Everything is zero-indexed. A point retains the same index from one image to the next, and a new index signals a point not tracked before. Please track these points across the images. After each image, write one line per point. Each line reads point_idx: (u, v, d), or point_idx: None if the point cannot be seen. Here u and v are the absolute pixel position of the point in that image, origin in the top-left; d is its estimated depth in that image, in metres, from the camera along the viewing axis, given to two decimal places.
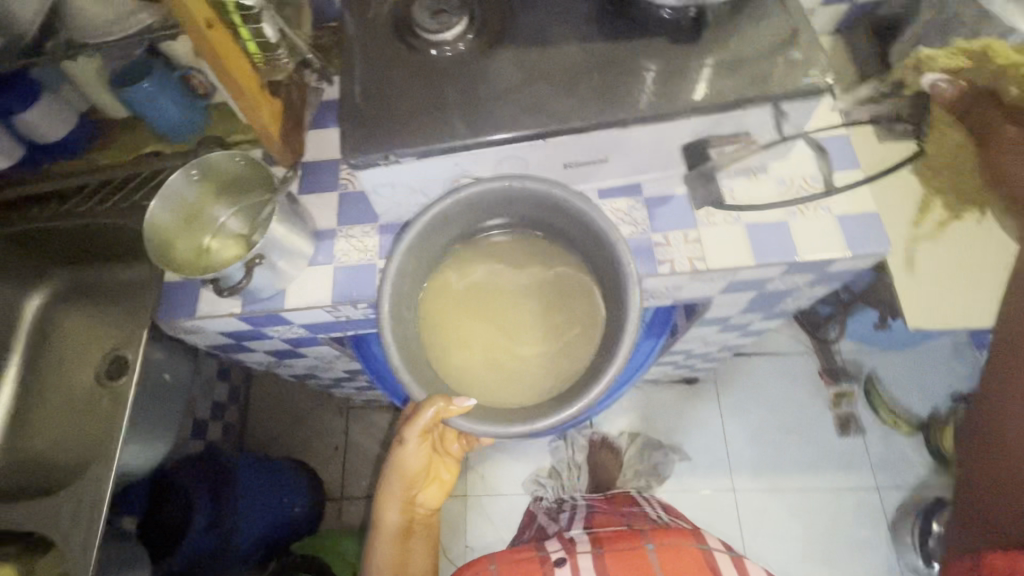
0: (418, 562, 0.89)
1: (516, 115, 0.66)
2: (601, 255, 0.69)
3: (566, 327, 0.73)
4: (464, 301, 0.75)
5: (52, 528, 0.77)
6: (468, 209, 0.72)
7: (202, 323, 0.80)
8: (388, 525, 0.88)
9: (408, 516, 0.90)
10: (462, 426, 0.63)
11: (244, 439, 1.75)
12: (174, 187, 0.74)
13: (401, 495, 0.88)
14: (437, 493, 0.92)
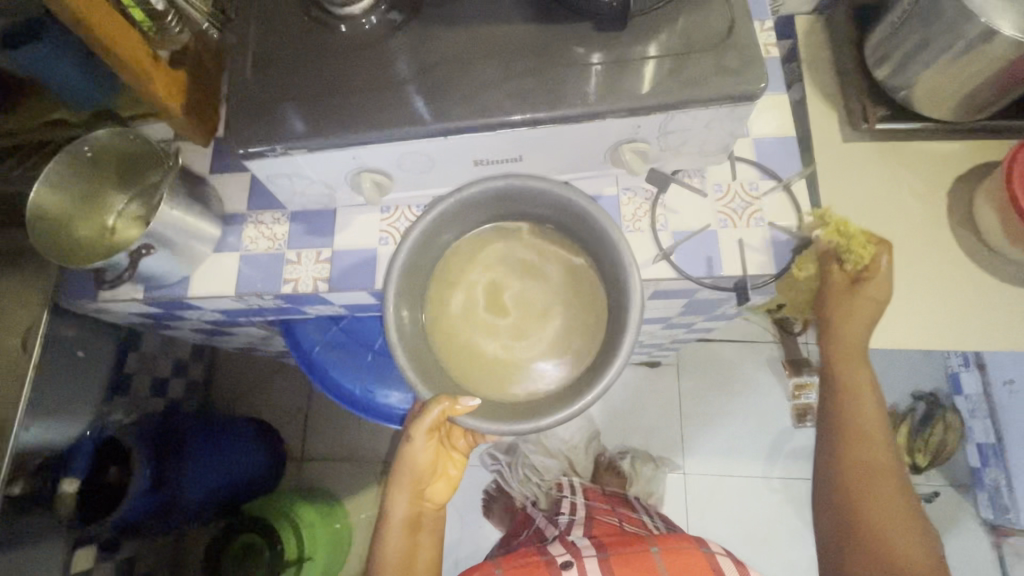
0: (425, 555, 0.84)
1: (422, 106, 0.60)
2: (602, 249, 0.64)
3: (571, 324, 0.68)
4: (464, 303, 0.69)
5: None
6: (468, 205, 0.66)
7: (106, 305, 0.76)
8: (395, 520, 0.81)
9: (415, 509, 0.82)
10: (467, 425, 0.60)
11: (209, 397, 1.75)
12: (64, 167, 0.69)
13: (409, 493, 0.81)
14: (444, 490, 0.83)
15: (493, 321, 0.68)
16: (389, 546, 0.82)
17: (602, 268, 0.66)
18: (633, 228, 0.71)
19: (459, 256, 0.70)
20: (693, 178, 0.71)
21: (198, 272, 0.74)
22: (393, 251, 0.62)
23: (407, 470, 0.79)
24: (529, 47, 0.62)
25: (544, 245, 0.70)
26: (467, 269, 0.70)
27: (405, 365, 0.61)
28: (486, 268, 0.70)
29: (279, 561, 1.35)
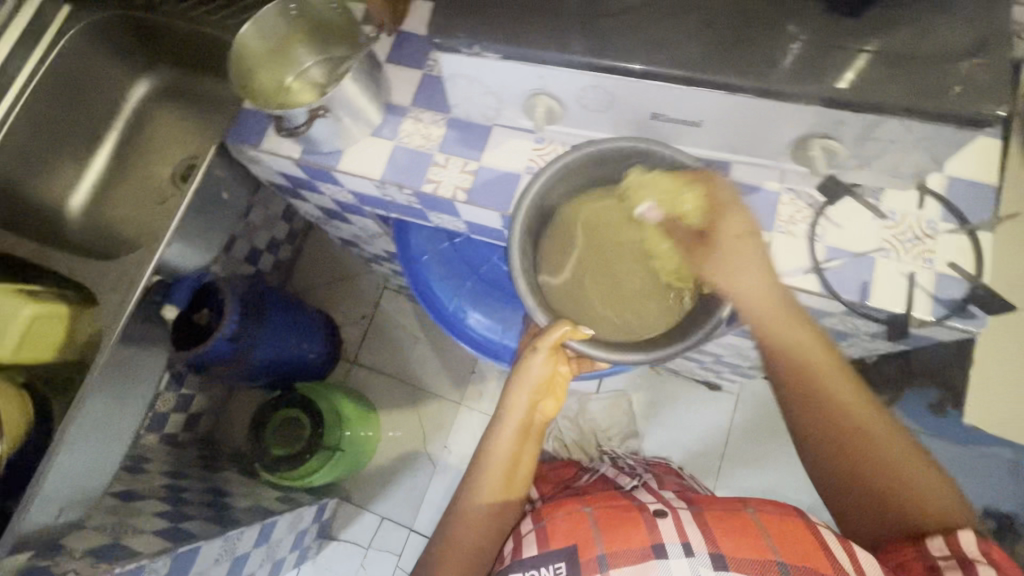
0: (526, 468, 0.78)
1: (623, 41, 0.59)
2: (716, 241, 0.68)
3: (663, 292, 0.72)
4: (573, 246, 0.74)
5: (98, 286, 0.84)
6: (611, 160, 0.69)
7: (263, 157, 0.82)
8: (511, 420, 0.77)
9: (529, 418, 0.78)
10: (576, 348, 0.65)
11: (289, 279, 1.85)
12: (269, 17, 0.73)
13: (530, 394, 0.78)
14: (550, 407, 0.81)
15: (594, 271, 0.74)
16: (502, 443, 0.76)
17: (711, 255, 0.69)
18: (786, 229, 0.67)
19: (579, 205, 0.74)
20: (867, 197, 0.66)
21: (351, 149, 0.77)
22: (531, 181, 0.66)
23: (530, 374, 0.78)
24: (753, 9, 0.58)
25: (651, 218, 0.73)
26: (583, 217, 0.74)
27: (525, 289, 0.66)
28: (599, 225, 0.74)
29: (317, 441, 1.44)
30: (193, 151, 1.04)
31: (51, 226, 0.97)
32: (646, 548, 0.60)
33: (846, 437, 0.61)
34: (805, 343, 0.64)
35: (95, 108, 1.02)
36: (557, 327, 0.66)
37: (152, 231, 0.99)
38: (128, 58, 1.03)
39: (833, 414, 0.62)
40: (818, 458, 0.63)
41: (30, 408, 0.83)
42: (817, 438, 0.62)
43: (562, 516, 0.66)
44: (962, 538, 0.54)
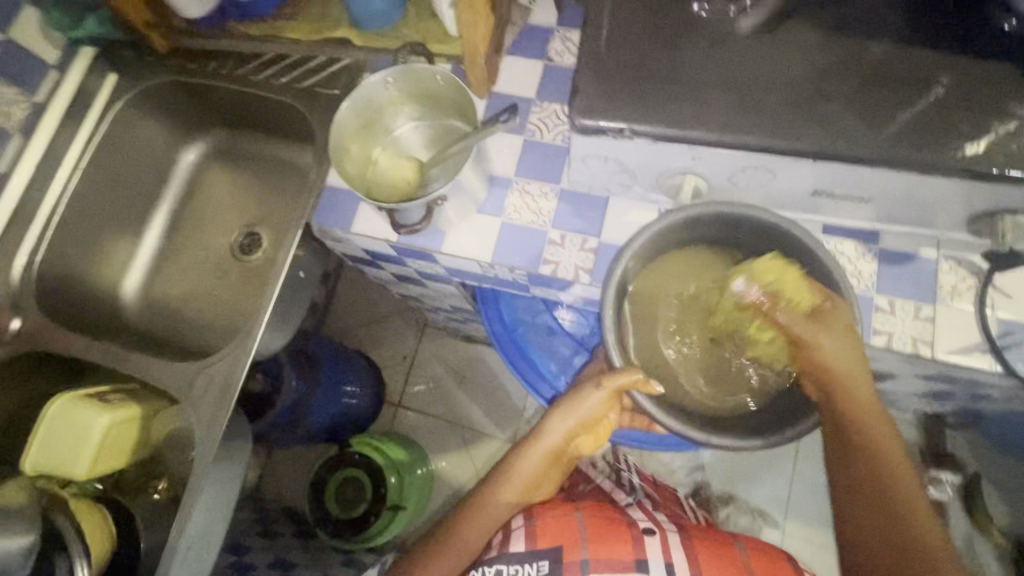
0: (548, 486, 0.76)
1: (790, 120, 0.53)
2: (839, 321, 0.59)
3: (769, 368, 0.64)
4: (673, 298, 0.66)
5: (183, 391, 0.74)
6: (724, 226, 0.62)
7: (351, 238, 0.75)
8: (545, 445, 0.71)
9: (564, 445, 0.72)
10: (638, 401, 0.59)
11: (323, 323, 1.68)
12: (369, 90, 0.66)
13: (573, 426, 0.70)
14: (588, 443, 0.74)
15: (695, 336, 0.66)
16: (528, 466, 0.72)
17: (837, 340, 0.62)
18: (953, 301, 0.62)
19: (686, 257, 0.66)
20: None
21: (454, 230, 0.71)
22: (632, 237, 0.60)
23: (577, 411, 0.69)
24: (912, 75, 0.54)
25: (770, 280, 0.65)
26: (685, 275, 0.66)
27: (609, 325, 0.60)
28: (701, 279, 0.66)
29: (378, 501, 1.38)
30: (253, 219, 0.96)
31: (108, 313, 0.89)
32: (629, 560, 0.66)
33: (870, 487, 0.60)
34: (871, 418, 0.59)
35: (144, 180, 0.93)
36: (628, 372, 0.61)
37: (218, 311, 0.92)
38: (175, 124, 0.94)
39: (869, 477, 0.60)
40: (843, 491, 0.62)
41: (111, 518, 0.76)
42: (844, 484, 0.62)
43: (554, 516, 0.70)
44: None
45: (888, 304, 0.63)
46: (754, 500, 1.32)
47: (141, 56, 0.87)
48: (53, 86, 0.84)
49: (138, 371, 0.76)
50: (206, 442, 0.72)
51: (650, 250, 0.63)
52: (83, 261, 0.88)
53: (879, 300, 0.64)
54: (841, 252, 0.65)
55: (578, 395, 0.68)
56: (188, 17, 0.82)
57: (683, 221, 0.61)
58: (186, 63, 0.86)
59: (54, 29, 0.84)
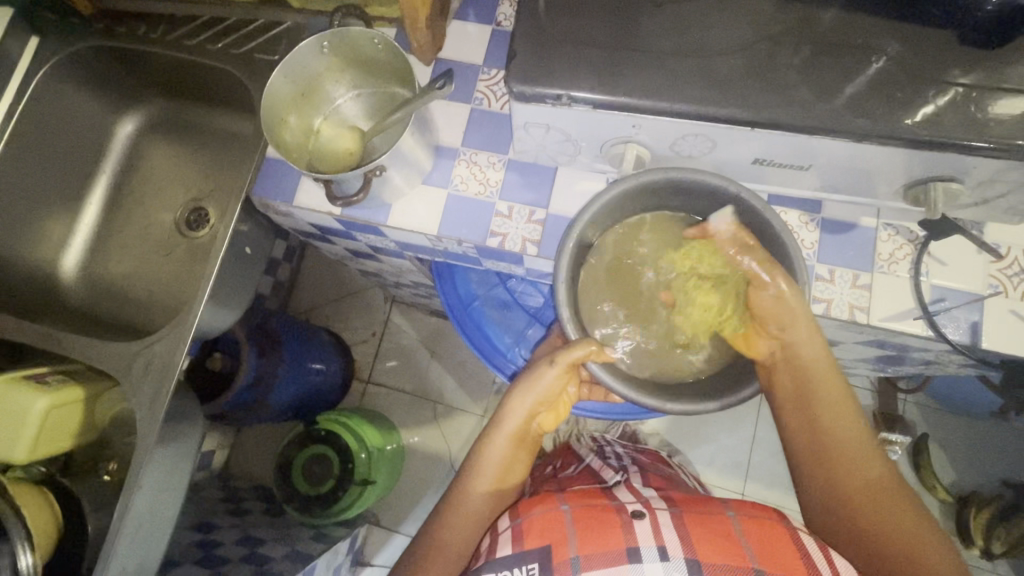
0: (520, 473, 0.71)
1: (728, 88, 0.53)
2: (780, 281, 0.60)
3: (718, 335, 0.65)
4: (624, 268, 0.66)
5: (122, 372, 0.72)
6: (671, 193, 0.61)
7: (296, 212, 0.73)
8: (507, 429, 0.68)
9: (528, 425, 0.69)
10: (591, 370, 0.59)
11: (289, 301, 1.66)
12: (302, 56, 0.63)
13: (532, 404, 0.68)
14: (549, 421, 0.72)
15: (647, 305, 0.66)
16: (495, 453, 0.68)
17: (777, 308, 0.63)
18: (888, 269, 0.63)
19: (635, 230, 0.66)
20: (970, 229, 0.63)
21: (401, 204, 0.70)
22: (591, 200, 0.59)
23: (534, 388, 0.68)
24: (855, 41, 0.53)
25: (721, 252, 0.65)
26: (634, 245, 0.66)
27: (563, 299, 0.59)
28: (651, 249, 0.66)
29: (348, 475, 1.38)
30: (198, 193, 0.93)
31: (48, 294, 0.86)
32: (620, 550, 0.58)
33: (845, 468, 0.58)
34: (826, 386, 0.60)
35: (78, 152, 0.89)
36: (582, 346, 0.60)
37: (166, 291, 0.90)
38: (108, 93, 0.89)
39: (839, 456, 0.59)
40: (819, 479, 0.60)
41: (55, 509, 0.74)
42: (820, 473, 0.60)
43: (540, 512, 0.63)
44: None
45: (828, 272, 0.64)
46: (717, 467, 1.35)
47: (66, 19, 0.81)
48: None
49: (75, 351, 0.74)
50: (148, 423, 0.70)
51: (601, 222, 0.62)
52: (15, 239, 0.84)
53: (820, 268, 0.65)
54: (785, 220, 0.65)
55: (534, 371, 0.68)
56: None
57: (628, 193, 0.60)
58: (116, 26, 0.81)
59: None
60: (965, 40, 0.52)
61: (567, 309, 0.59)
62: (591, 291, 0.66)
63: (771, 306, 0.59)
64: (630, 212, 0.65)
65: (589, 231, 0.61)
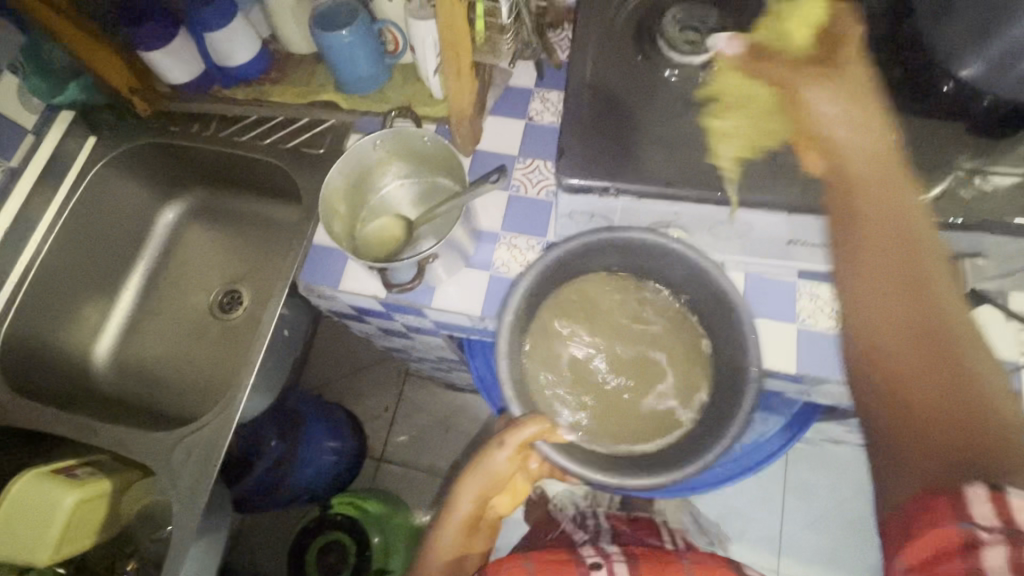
0: (476, 561, 0.69)
1: (764, 176, 0.57)
2: (732, 351, 0.61)
3: (672, 381, 0.67)
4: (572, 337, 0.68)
5: (159, 463, 0.70)
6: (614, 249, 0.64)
7: (340, 295, 0.74)
8: (457, 517, 0.66)
9: (479, 511, 0.67)
10: (545, 454, 0.58)
11: (300, 379, 1.63)
12: (358, 152, 0.67)
13: (480, 490, 0.65)
14: (506, 503, 0.72)
15: (599, 378, 0.67)
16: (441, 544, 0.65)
17: (722, 370, 0.64)
18: None
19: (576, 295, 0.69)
20: (995, 299, 0.65)
21: (443, 286, 0.72)
22: (520, 277, 0.61)
23: (484, 472, 0.65)
24: None
25: (667, 308, 0.69)
26: (582, 305, 0.69)
27: (505, 375, 0.60)
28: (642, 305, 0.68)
29: (365, 564, 1.28)
30: (234, 277, 0.95)
31: (77, 382, 0.85)
32: None
33: (943, 362, 0.46)
34: (919, 245, 0.49)
35: (119, 242, 0.91)
36: (528, 424, 0.59)
37: (198, 376, 0.89)
38: (153, 186, 0.93)
39: (945, 338, 0.46)
40: (906, 371, 0.47)
41: None
42: (915, 382, 0.46)
43: (506, 568, 0.66)
44: (1012, 500, 0.40)
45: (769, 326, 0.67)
46: (749, 544, 1.29)
47: (123, 120, 0.86)
48: (30, 149, 0.82)
49: (110, 444, 0.72)
50: (184, 518, 0.67)
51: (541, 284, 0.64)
52: (50, 327, 0.84)
53: (762, 325, 0.67)
54: (818, 296, 0.67)
55: (485, 453, 0.64)
56: (175, 82, 0.80)
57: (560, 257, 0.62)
58: (169, 124, 0.85)
59: (35, 95, 0.81)
60: (985, 126, 0.56)
61: (511, 394, 0.60)
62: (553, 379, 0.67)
63: (842, 137, 0.51)
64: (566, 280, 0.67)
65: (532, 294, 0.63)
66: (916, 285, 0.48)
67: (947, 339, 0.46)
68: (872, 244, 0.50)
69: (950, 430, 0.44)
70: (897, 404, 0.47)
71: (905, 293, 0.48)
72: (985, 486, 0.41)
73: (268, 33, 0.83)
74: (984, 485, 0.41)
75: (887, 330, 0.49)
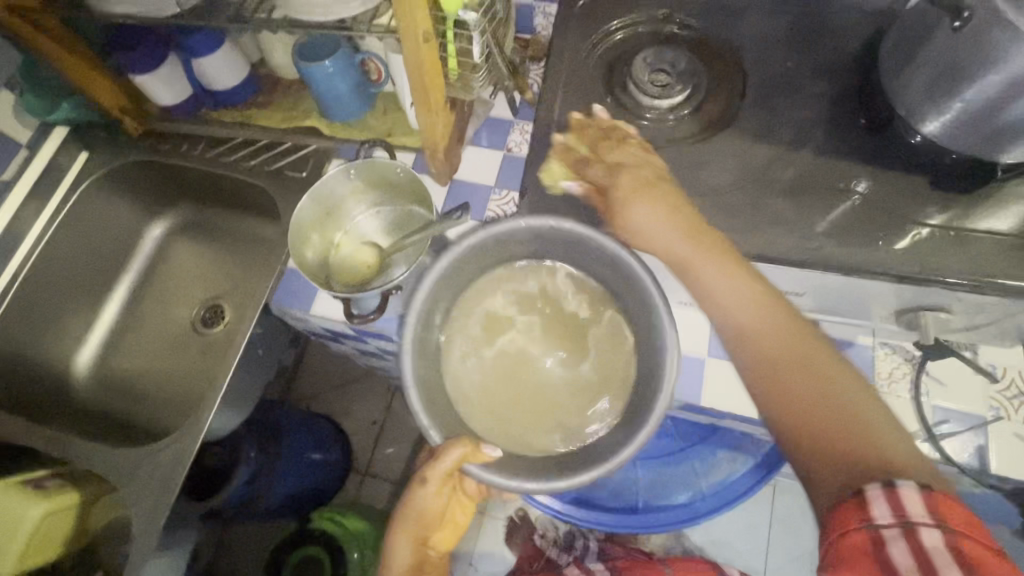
0: None
1: (727, 223, 0.57)
2: (649, 346, 0.54)
3: (593, 375, 0.59)
4: (484, 333, 0.60)
5: (125, 480, 0.72)
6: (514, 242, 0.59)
7: (310, 319, 0.75)
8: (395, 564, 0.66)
9: (418, 556, 0.67)
10: (475, 475, 0.50)
11: (289, 389, 1.63)
12: (331, 181, 0.69)
13: (409, 533, 0.66)
14: (448, 538, 0.70)
15: (510, 375, 0.59)
16: None
17: (643, 364, 0.56)
18: (889, 389, 0.65)
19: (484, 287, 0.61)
20: (964, 352, 0.65)
21: None
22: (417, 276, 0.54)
23: (409, 514, 0.65)
24: (839, 184, 0.58)
25: (590, 301, 0.61)
26: (493, 303, 0.62)
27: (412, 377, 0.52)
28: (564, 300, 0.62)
29: None
30: (217, 292, 0.97)
31: (57, 390, 0.87)
32: None
33: (817, 387, 0.44)
34: (751, 283, 0.49)
35: (106, 256, 0.93)
36: (455, 446, 0.52)
37: (175, 390, 0.90)
38: (143, 201, 0.95)
39: (805, 362, 0.45)
40: (777, 403, 0.45)
41: None
42: (810, 407, 0.43)
43: None
44: (903, 491, 0.36)
45: (718, 366, 0.67)
46: None
47: (115, 137, 0.88)
48: (21, 164, 0.84)
49: (80, 458, 0.73)
50: (146, 536, 0.68)
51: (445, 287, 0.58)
52: (34, 336, 0.86)
53: (710, 363, 0.67)
54: None
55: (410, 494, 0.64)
56: (163, 103, 0.82)
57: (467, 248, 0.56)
58: (159, 143, 0.87)
59: (28, 112, 0.83)
60: (950, 181, 0.56)
61: (426, 417, 0.51)
62: (479, 392, 0.59)
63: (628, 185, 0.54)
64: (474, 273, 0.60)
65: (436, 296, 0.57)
66: (770, 319, 0.48)
67: (799, 361, 0.46)
68: (716, 277, 0.50)
69: (840, 453, 0.41)
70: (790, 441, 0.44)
71: (755, 320, 0.48)
72: (879, 487, 0.37)
73: (257, 57, 0.84)
74: (879, 487, 0.37)
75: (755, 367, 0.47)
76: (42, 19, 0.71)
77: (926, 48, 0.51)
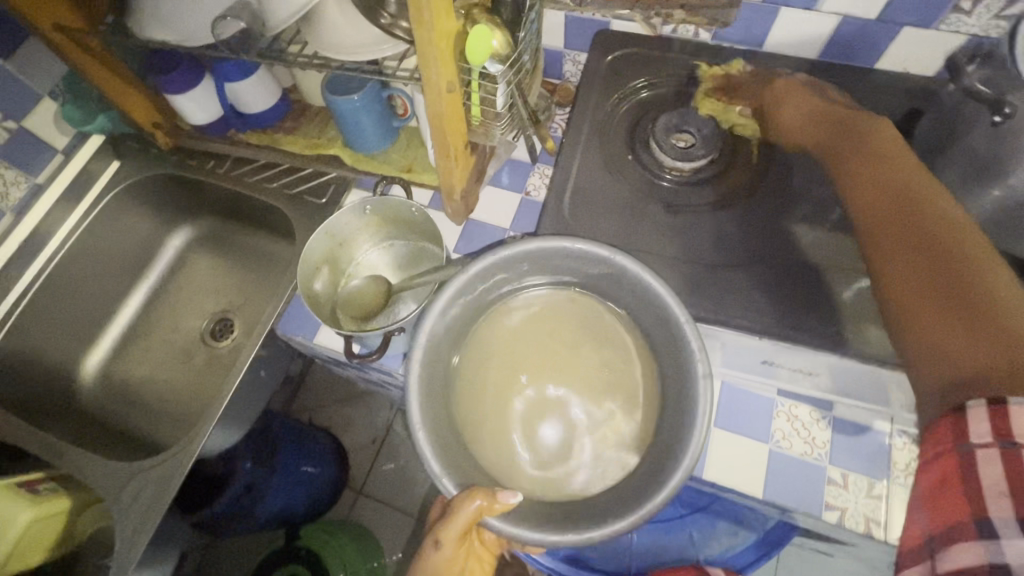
0: None
1: (740, 294, 0.55)
2: (677, 384, 0.51)
3: (622, 406, 0.55)
4: (502, 366, 0.57)
5: (112, 495, 0.71)
6: (553, 262, 0.55)
7: (312, 349, 0.74)
8: None
9: None
10: (504, 533, 0.46)
11: (294, 399, 1.63)
12: (346, 215, 0.70)
13: None
14: None
15: (529, 412, 0.55)
16: None
17: (669, 406, 0.52)
18: (905, 482, 0.60)
19: (505, 310, 0.59)
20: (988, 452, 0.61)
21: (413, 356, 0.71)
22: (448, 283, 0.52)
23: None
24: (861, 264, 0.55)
25: (616, 336, 0.57)
26: (518, 325, 0.59)
27: (417, 418, 0.48)
28: (597, 333, 0.58)
29: None
30: (230, 306, 0.98)
31: (62, 392, 0.88)
32: None
33: (950, 280, 0.45)
34: (899, 181, 0.52)
35: (126, 262, 0.95)
36: (466, 501, 0.47)
37: (179, 402, 0.91)
38: (166, 212, 0.97)
39: (954, 263, 0.46)
40: (900, 294, 0.48)
41: None
42: (911, 299, 0.47)
43: None
44: (1012, 409, 0.38)
45: (722, 438, 0.64)
46: None
47: (147, 148, 0.90)
48: (56, 168, 0.87)
49: (71, 466, 0.74)
50: (126, 555, 0.68)
51: (467, 305, 0.55)
52: (49, 338, 0.88)
53: (716, 435, 0.64)
54: (792, 418, 0.64)
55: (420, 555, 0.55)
56: (194, 122, 0.84)
57: (493, 267, 0.53)
58: (187, 159, 0.89)
59: (66, 118, 0.86)
60: None
61: (437, 465, 0.47)
62: (489, 421, 0.55)
63: (794, 116, 0.61)
64: (493, 303, 0.58)
65: (456, 314, 0.54)
66: (922, 226, 0.49)
67: (962, 261, 0.46)
68: (862, 187, 0.54)
69: (951, 345, 0.43)
70: (901, 319, 0.47)
71: (893, 212, 0.51)
72: (984, 402, 0.39)
73: (290, 83, 0.86)
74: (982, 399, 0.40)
75: (886, 252, 0.50)
76: (90, 40, 0.73)
77: (963, 138, 0.49)
